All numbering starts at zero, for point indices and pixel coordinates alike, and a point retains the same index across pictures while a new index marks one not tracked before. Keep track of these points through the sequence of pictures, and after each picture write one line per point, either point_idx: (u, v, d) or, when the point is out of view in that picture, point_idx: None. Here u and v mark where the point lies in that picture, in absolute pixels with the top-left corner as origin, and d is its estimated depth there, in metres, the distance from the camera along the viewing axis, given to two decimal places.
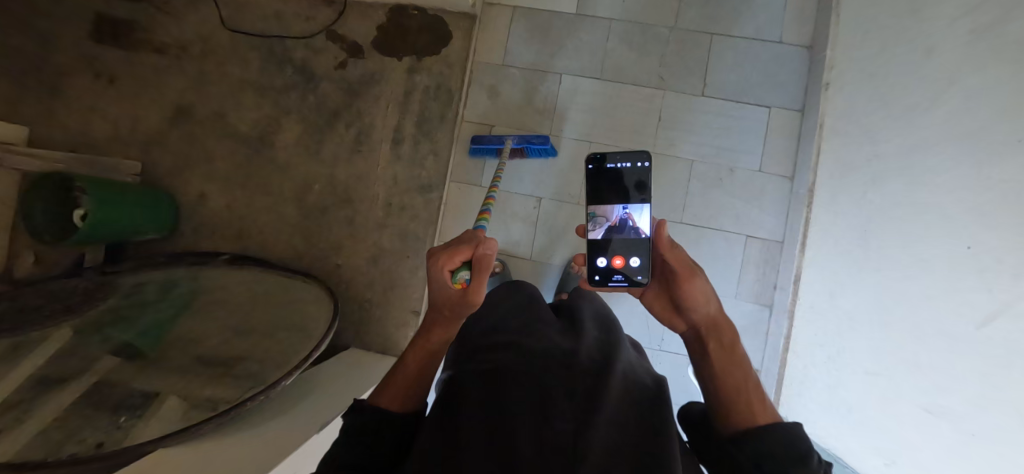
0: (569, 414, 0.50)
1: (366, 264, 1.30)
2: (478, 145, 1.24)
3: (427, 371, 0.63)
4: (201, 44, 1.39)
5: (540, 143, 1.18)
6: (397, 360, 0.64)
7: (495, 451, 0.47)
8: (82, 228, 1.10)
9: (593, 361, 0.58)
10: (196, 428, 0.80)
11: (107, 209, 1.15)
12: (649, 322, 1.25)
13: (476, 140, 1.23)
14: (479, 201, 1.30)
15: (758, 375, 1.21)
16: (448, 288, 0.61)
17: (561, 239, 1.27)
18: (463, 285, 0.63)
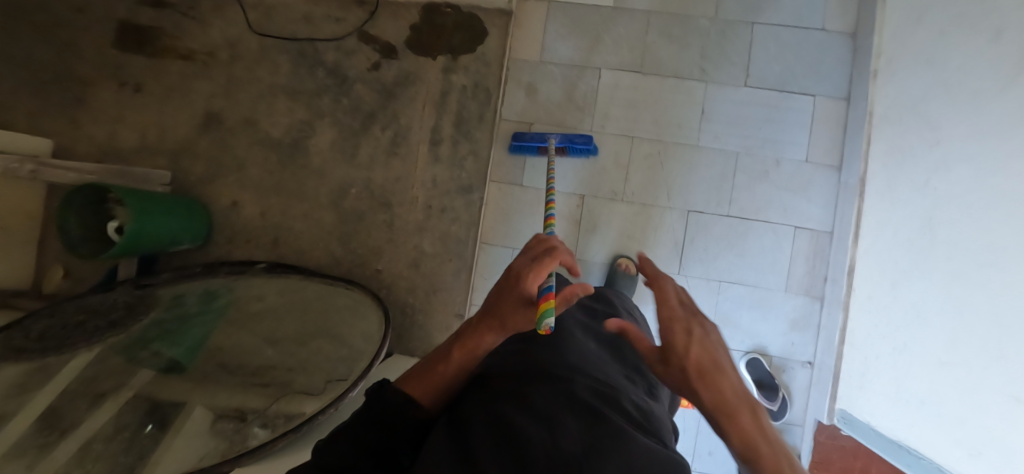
0: (581, 425, 0.43)
1: (407, 269, 1.27)
2: (519, 141, 1.22)
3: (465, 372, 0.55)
4: (228, 48, 1.36)
5: (583, 142, 1.16)
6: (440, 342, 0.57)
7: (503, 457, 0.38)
8: (121, 241, 1.08)
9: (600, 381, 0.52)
10: (267, 448, 0.80)
11: (143, 222, 1.12)
12: None
13: (517, 136, 1.21)
14: (520, 199, 1.28)
15: (811, 368, 1.20)
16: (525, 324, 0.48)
17: (604, 236, 1.24)
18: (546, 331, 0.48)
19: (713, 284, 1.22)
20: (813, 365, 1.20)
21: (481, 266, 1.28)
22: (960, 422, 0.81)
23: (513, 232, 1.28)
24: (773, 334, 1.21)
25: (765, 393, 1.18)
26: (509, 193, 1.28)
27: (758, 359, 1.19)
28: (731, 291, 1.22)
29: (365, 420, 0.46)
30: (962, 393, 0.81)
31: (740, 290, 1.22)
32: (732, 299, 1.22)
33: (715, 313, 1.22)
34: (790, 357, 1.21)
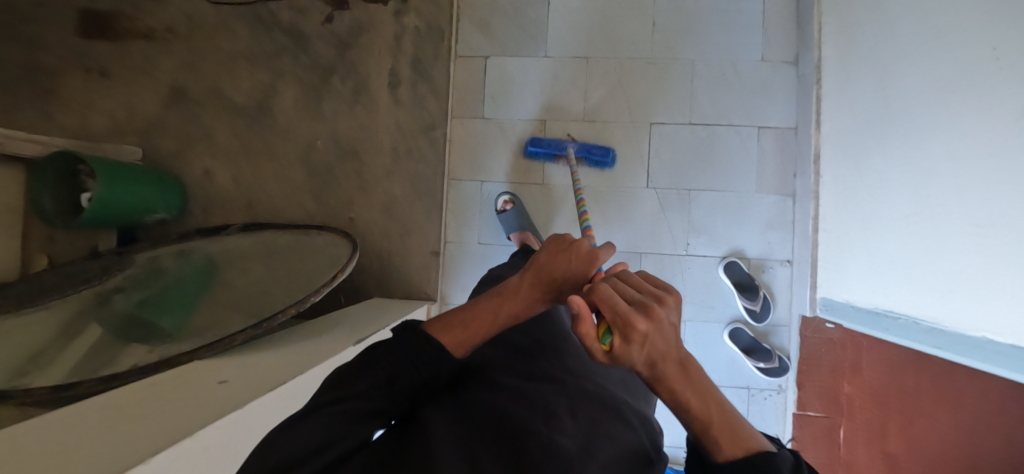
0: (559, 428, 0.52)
1: (380, 214, 1.28)
2: (535, 147, 1.23)
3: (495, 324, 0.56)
4: (187, 21, 1.38)
5: (601, 154, 1.19)
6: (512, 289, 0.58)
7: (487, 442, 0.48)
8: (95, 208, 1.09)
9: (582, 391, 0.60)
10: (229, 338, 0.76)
11: (116, 189, 1.14)
12: (673, 228, 1.23)
13: (534, 143, 1.22)
14: (484, 132, 1.29)
15: (791, 265, 1.19)
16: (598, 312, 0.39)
17: (568, 157, 1.26)
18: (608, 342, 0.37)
19: (683, 194, 1.22)
20: (792, 262, 1.19)
21: (452, 204, 1.29)
22: (929, 267, 0.80)
23: (481, 166, 1.29)
24: (749, 238, 1.21)
25: (745, 295, 1.17)
26: (472, 129, 1.29)
27: (736, 261, 1.19)
28: (701, 198, 1.22)
29: (387, 375, 0.49)
30: (926, 238, 0.81)
31: (711, 196, 1.22)
32: (704, 208, 1.22)
33: (689, 223, 1.22)
34: (769, 258, 1.20)
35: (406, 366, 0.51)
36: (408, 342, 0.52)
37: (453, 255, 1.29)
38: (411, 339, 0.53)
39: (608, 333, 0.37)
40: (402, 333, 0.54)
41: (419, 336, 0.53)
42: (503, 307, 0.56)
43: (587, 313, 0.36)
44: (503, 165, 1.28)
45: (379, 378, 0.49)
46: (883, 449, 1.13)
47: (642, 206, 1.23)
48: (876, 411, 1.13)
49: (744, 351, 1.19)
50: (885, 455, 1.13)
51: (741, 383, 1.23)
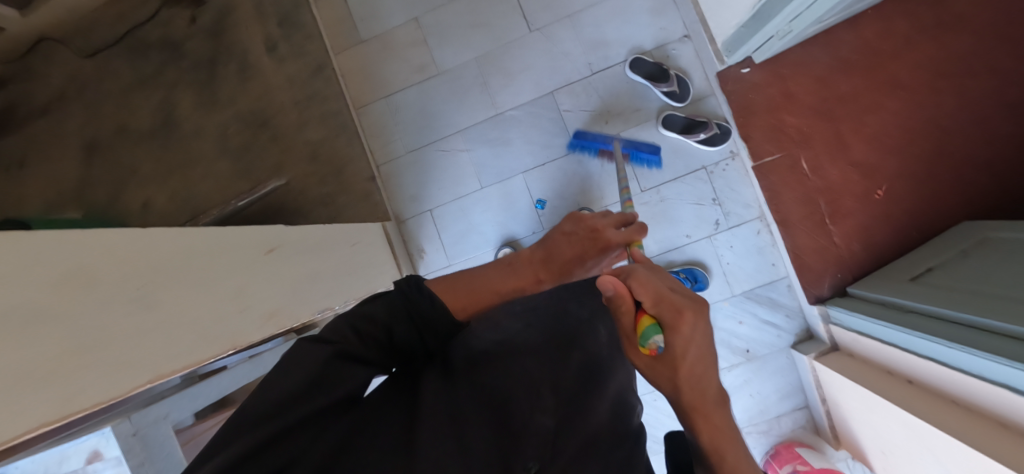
0: (531, 411, 0.53)
1: (308, 164, 1.31)
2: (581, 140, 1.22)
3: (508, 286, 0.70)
4: (71, 79, 1.39)
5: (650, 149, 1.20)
6: (514, 263, 0.73)
7: (458, 433, 0.47)
8: None
9: (574, 376, 0.63)
10: None
11: None
12: (571, 57, 1.25)
13: (579, 135, 1.22)
14: (369, 53, 1.33)
15: (690, 41, 1.22)
16: (628, 318, 0.50)
17: (452, 38, 1.29)
18: (650, 349, 0.48)
19: (566, 21, 1.25)
20: (690, 35, 1.21)
21: (368, 129, 1.34)
22: None
23: (379, 84, 1.33)
24: (642, 32, 1.23)
25: (658, 81, 1.20)
26: (358, 55, 1.34)
27: (640, 57, 1.21)
28: (585, 17, 1.24)
29: (382, 330, 0.51)
30: None
31: (593, 11, 1.24)
32: (591, 24, 1.24)
33: (582, 45, 1.25)
34: (667, 41, 1.22)
35: (405, 321, 0.53)
36: (409, 297, 0.53)
37: (390, 175, 1.34)
38: (415, 296, 0.54)
39: (654, 326, 0.47)
40: (405, 289, 0.54)
41: (422, 290, 0.54)
42: (506, 281, 0.70)
43: (621, 293, 0.48)
44: (399, 74, 1.31)
45: (377, 329, 0.51)
46: (849, 159, 1.15)
47: (535, 51, 1.26)
48: (819, 121, 1.15)
49: (683, 132, 1.20)
50: (853, 164, 1.15)
51: (696, 166, 1.23)
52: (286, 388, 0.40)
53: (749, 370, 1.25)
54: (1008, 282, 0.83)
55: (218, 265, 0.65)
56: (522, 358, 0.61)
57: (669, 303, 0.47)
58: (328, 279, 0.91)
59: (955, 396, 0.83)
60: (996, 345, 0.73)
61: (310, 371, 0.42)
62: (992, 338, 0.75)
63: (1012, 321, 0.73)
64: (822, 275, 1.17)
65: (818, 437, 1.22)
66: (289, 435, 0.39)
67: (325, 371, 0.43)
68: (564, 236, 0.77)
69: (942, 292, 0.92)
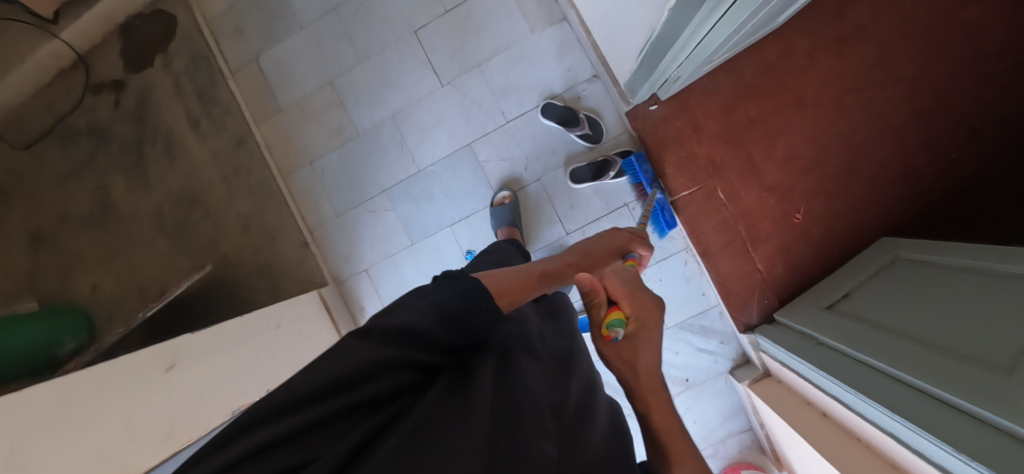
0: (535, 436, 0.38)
1: (241, 234, 1.30)
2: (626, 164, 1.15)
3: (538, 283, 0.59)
4: (11, 175, 1.36)
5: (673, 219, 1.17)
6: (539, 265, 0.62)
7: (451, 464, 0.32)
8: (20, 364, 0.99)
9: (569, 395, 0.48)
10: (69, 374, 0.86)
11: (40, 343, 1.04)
12: (484, 106, 1.26)
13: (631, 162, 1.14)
14: (289, 121, 1.35)
15: (597, 81, 1.22)
16: (598, 312, 0.49)
17: (367, 99, 1.30)
18: (609, 338, 0.47)
19: (474, 71, 1.26)
20: (598, 75, 1.22)
21: (298, 195, 1.37)
22: None
23: (302, 150, 1.35)
24: (549, 75, 1.23)
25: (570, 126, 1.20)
26: (278, 122, 1.36)
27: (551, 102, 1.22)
28: (491, 65, 1.25)
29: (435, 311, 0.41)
30: None
31: (499, 59, 1.25)
32: (499, 72, 1.25)
33: (493, 93, 1.25)
34: (574, 82, 1.23)
35: (459, 302, 0.43)
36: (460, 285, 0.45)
37: (325, 237, 1.36)
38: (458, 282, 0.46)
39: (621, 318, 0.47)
40: (455, 281, 0.46)
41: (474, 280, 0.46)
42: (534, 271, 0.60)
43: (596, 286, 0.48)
44: (320, 139, 1.33)
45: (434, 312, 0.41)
46: (763, 184, 1.15)
47: (448, 104, 1.27)
48: (731, 149, 1.15)
49: (598, 174, 1.20)
50: (768, 189, 1.15)
51: (618, 203, 1.24)
52: (321, 380, 0.32)
53: (689, 397, 1.26)
54: (917, 322, 0.82)
55: (107, 400, 0.68)
56: (532, 373, 0.46)
57: (638, 302, 0.49)
58: (243, 370, 0.93)
59: (860, 435, 0.84)
60: (902, 399, 0.72)
61: (356, 360, 0.33)
62: (904, 389, 0.73)
63: (920, 377, 0.71)
64: (749, 301, 1.18)
65: (763, 456, 1.24)
66: (288, 445, 0.30)
67: (376, 358, 0.34)
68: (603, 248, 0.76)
69: (854, 327, 0.92)
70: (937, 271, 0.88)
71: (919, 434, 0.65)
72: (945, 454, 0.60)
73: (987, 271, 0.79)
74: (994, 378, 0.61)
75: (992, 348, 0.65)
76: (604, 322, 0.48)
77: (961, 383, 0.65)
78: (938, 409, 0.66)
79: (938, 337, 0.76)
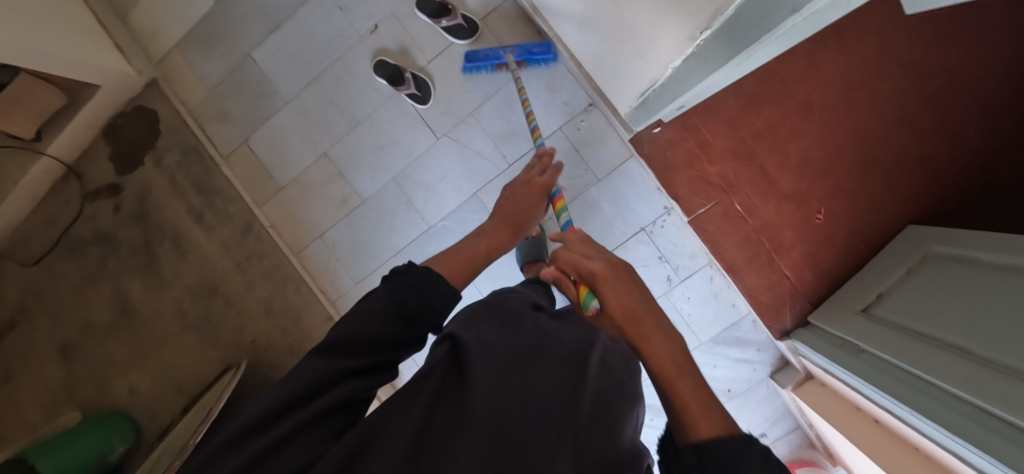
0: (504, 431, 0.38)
1: (267, 317, 1.34)
2: (472, 61, 1.18)
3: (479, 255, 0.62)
4: (30, 292, 1.40)
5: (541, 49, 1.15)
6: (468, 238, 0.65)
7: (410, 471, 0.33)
8: None
9: (581, 383, 0.47)
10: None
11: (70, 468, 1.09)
12: (483, 152, 1.24)
13: (471, 58, 1.18)
14: (291, 197, 1.33)
15: (594, 109, 1.20)
16: (573, 299, 0.52)
17: (365, 163, 1.28)
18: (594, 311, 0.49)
19: (467, 119, 1.23)
20: (594, 102, 1.19)
21: (314, 270, 1.35)
22: (619, 37, 0.78)
23: (309, 225, 1.33)
24: (547, 113, 1.21)
25: (398, 85, 1.19)
26: (280, 203, 1.34)
27: (551, 139, 1.21)
28: (484, 111, 1.23)
29: (394, 308, 0.43)
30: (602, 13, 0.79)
31: (491, 103, 1.22)
32: (493, 116, 1.23)
33: (491, 139, 1.23)
34: (571, 115, 1.20)
35: (405, 308, 0.44)
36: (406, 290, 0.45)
37: (347, 307, 1.35)
38: (407, 282, 0.47)
39: (590, 292, 0.50)
40: (404, 274, 0.47)
41: (416, 278, 0.47)
42: (478, 245, 0.64)
43: (560, 276, 0.53)
44: (325, 210, 1.32)
45: (378, 323, 0.41)
46: (779, 192, 1.14)
47: (447, 157, 1.25)
48: (742, 161, 1.13)
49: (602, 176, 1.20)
50: (784, 197, 1.13)
51: (635, 227, 1.22)
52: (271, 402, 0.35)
53: (734, 407, 1.27)
54: (956, 326, 0.81)
55: None
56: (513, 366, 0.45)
57: (588, 269, 0.50)
58: None
59: (916, 444, 0.84)
60: (941, 407, 0.73)
61: (300, 376, 0.36)
62: (942, 397, 0.74)
63: (955, 385, 0.72)
64: (782, 309, 1.17)
65: (816, 453, 1.25)
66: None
67: (316, 372, 0.37)
68: (509, 198, 0.79)
69: (889, 333, 0.92)
70: (974, 268, 0.87)
71: (960, 443, 0.66)
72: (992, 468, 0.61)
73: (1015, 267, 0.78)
74: (1015, 385, 0.62)
75: (1015, 352, 0.66)
76: (580, 301, 0.51)
77: (992, 391, 0.65)
78: (975, 416, 0.66)
79: (969, 341, 0.76)
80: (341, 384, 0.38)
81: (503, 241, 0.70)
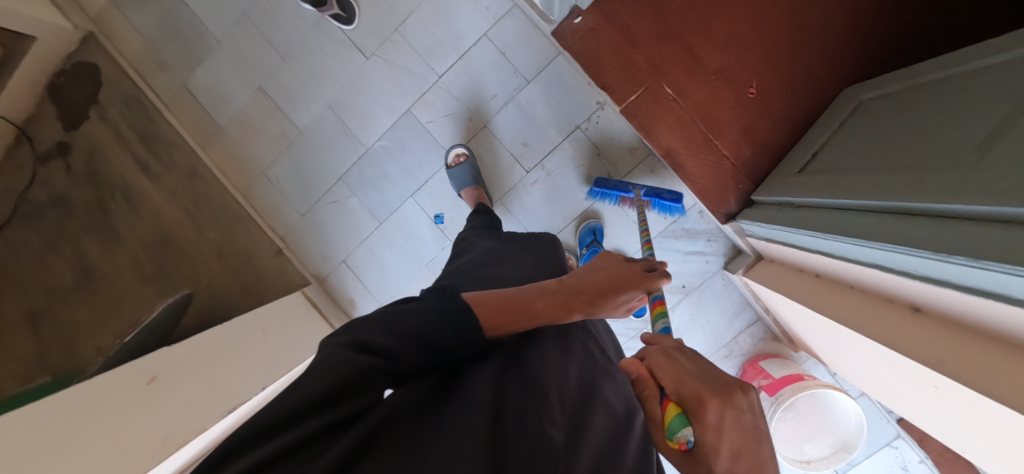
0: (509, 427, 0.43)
1: (214, 259, 1.28)
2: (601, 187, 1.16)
3: (536, 311, 0.56)
4: None
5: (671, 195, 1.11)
6: (531, 290, 0.58)
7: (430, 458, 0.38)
8: None
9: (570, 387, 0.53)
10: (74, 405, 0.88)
11: None
12: (411, 68, 1.23)
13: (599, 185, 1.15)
14: (232, 137, 1.34)
15: (517, 11, 1.18)
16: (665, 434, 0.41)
17: (299, 94, 1.28)
18: (682, 445, 0.38)
19: (393, 37, 1.22)
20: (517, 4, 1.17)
21: (260, 208, 1.36)
22: None
23: (252, 163, 1.34)
24: (470, 21, 1.19)
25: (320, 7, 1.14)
26: (222, 144, 1.35)
27: (477, 47, 1.20)
28: (410, 26, 1.21)
29: (422, 322, 0.46)
30: None
31: (416, 18, 1.21)
32: (420, 31, 1.21)
33: (420, 55, 1.22)
34: (495, 20, 1.18)
35: (440, 322, 0.47)
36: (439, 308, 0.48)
37: (296, 242, 1.37)
38: (445, 303, 0.50)
39: (681, 416, 0.39)
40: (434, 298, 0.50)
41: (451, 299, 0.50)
42: (536, 303, 0.56)
43: (644, 376, 0.45)
44: (266, 146, 1.32)
45: (408, 331, 0.44)
46: (708, 71, 1.11)
47: (379, 77, 1.25)
48: (669, 45, 1.11)
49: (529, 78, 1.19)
50: (714, 74, 1.11)
51: (570, 127, 1.21)
52: (306, 393, 0.35)
53: (690, 304, 1.24)
54: (897, 153, 0.76)
55: (104, 406, 0.74)
56: (512, 374, 0.50)
57: (688, 390, 0.39)
58: (232, 375, 0.93)
59: (851, 282, 0.82)
60: (895, 228, 0.67)
61: (337, 370, 0.37)
62: (894, 220, 0.68)
63: (914, 200, 0.65)
64: (725, 192, 1.14)
65: (779, 344, 1.22)
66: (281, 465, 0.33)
67: (350, 368, 0.38)
68: (598, 270, 0.64)
69: (826, 179, 0.88)
70: (909, 99, 0.83)
71: (920, 256, 0.60)
72: (952, 271, 0.56)
73: (969, 73, 0.72)
74: (984, 176, 0.56)
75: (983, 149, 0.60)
76: (666, 424, 0.40)
77: (957, 191, 0.59)
78: (945, 223, 0.59)
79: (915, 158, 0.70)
80: (365, 375, 0.39)
81: (570, 307, 0.59)
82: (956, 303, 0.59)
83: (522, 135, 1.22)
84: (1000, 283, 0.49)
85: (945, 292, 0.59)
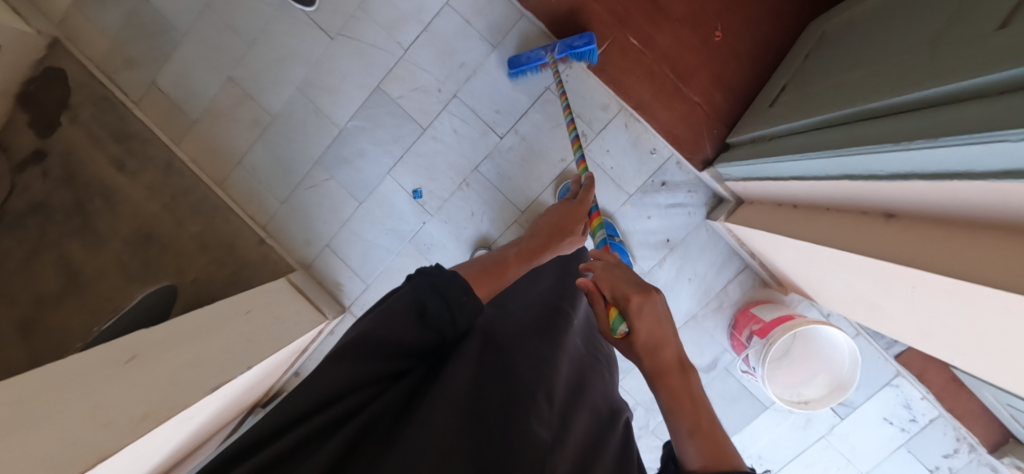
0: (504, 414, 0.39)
1: (198, 252, 1.28)
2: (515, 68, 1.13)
3: (505, 273, 0.57)
4: None
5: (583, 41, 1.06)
6: (494, 255, 0.60)
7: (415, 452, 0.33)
8: None
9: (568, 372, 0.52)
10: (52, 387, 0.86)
11: None
12: (377, 44, 1.23)
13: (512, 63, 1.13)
14: (205, 130, 1.34)
15: None
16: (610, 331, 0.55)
17: (268, 80, 1.29)
18: (622, 335, 0.52)
19: (356, 13, 1.22)
20: None
21: (239, 198, 1.35)
22: None
23: (228, 153, 1.34)
24: None
25: None
26: (197, 138, 1.35)
27: (440, 16, 1.20)
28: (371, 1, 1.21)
29: (416, 309, 0.42)
30: None
31: None
32: (382, 6, 1.21)
33: (384, 29, 1.22)
34: None
35: (437, 301, 0.43)
36: (438, 287, 0.44)
37: (279, 229, 1.36)
38: (438, 281, 0.45)
39: (617, 315, 0.52)
40: (434, 276, 0.45)
41: (449, 275, 0.45)
42: (504, 267, 0.57)
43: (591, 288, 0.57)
44: (240, 135, 1.32)
45: (404, 328, 0.41)
46: (672, 18, 1.10)
47: (345, 56, 1.25)
48: None
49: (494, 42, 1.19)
50: (677, 21, 1.10)
51: (539, 89, 1.21)
52: (310, 395, 0.36)
53: (676, 257, 1.23)
54: (859, 66, 0.75)
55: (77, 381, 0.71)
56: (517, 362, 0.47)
57: (619, 292, 0.52)
58: (213, 351, 0.90)
59: (826, 204, 0.82)
60: (860, 132, 0.66)
61: (331, 377, 0.36)
62: (859, 125, 0.67)
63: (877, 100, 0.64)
64: (699, 139, 1.14)
65: (768, 289, 1.21)
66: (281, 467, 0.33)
67: (346, 374, 0.37)
68: (542, 223, 0.70)
69: (799, 105, 0.87)
70: (872, 16, 0.82)
71: (885, 151, 0.59)
72: (912, 158, 0.55)
73: None
74: (945, 62, 0.54)
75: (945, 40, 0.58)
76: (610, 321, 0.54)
77: (920, 80, 0.57)
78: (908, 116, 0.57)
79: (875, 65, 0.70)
80: (353, 376, 0.37)
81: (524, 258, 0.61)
82: (924, 195, 0.58)
83: (493, 101, 1.22)
84: (959, 157, 0.48)
85: (910, 184, 0.58)
